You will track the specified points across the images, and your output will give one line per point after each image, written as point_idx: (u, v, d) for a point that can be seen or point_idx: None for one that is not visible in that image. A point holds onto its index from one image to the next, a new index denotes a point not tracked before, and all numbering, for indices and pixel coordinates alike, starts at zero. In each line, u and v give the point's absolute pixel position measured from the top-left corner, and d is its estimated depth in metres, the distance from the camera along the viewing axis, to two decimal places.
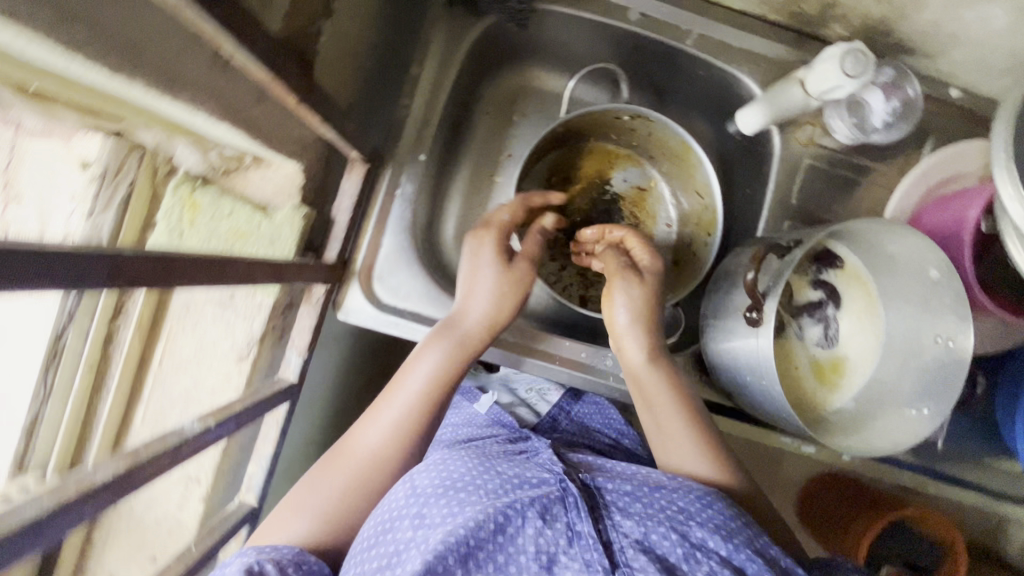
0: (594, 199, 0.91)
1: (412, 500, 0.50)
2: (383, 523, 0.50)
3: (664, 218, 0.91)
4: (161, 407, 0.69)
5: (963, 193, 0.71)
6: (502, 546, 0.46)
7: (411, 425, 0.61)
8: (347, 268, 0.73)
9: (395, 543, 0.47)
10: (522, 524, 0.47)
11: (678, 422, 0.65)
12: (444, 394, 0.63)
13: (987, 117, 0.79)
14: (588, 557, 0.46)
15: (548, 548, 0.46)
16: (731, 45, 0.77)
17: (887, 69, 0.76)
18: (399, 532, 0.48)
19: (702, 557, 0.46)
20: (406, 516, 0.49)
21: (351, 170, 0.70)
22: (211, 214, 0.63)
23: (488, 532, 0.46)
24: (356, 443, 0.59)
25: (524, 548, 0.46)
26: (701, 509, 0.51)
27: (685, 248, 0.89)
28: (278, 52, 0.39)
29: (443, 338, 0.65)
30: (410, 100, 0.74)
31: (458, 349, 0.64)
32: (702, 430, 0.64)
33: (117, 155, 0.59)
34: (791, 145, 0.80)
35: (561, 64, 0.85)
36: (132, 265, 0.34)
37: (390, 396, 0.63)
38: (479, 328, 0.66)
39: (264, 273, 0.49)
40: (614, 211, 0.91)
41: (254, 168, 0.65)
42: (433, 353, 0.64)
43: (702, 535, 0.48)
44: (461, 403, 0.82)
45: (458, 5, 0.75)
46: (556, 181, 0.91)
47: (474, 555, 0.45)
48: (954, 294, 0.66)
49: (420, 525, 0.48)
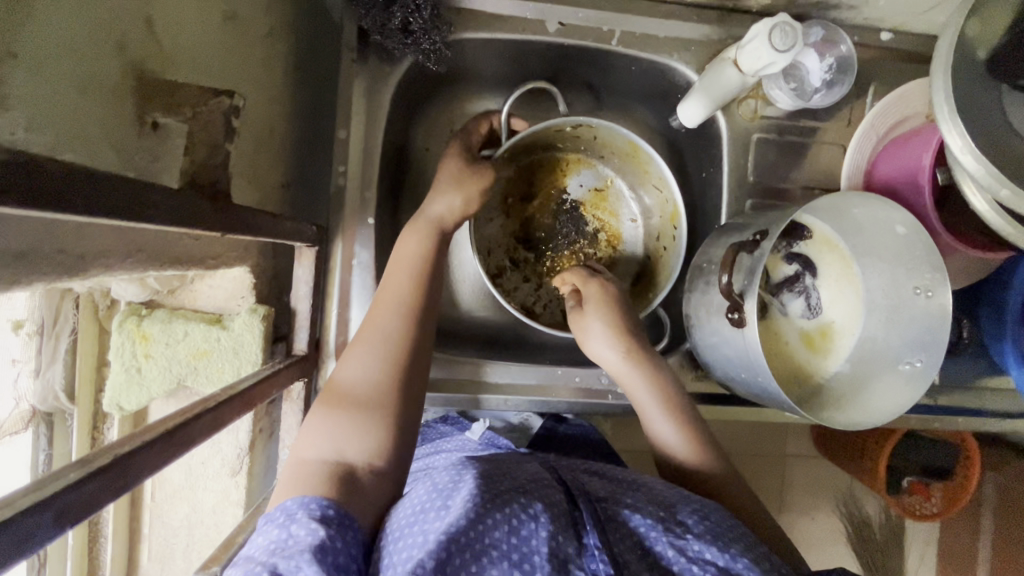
0: (554, 210, 0.89)
1: (436, 493, 0.47)
2: (407, 516, 0.45)
3: (626, 215, 0.90)
4: (165, 537, 0.71)
5: (914, 137, 0.70)
6: (520, 545, 0.42)
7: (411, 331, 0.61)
8: (321, 349, 0.71)
9: (422, 533, 0.43)
10: (536, 527, 0.44)
11: (652, 402, 0.66)
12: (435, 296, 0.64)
13: (921, 52, 0.78)
14: (593, 568, 0.44)
15: (562, 552, 0.43)
16: (656, 35, 0.75)
17: (816, 28, 0.75)
18: (425, 523, 0.43)
19: (698, 570, 0.44)
20: (432, 508, 0.45)
21: (300, 255, 0.66)
22: (165, 341, 0.61)
23: (502, 532, 0.42)
24: (356, 360, 0.58)
25: (539, 549, 0.43)
26: (698, 521, 0.49)
27: (655, 245, 0.87)
28: (189, 202, 0.36)
29: (413, 234, 0.66)
30: (343, 166, 0.70)
31: (429, 240, 0.66)
32: (681, 411, 0.66)
33: (53, 308, 0.67)
34: (737, 122, 0.76)
35: (489, 86, 0.81)
36: (77, 499, 0.29)
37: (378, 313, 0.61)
38: (449, 219, 0.67)
39: (237, 408, 0.47)
40: (576, 219, 0.89)
41: (199, 279, 0.62)
42: (408, 249, 0.65)
43: (699, 547, 0.46)
44: (451, 432, 0.76)
45: (370, 53, 0.70)
46: (512, 202, 0.87)
47: (489, 552, 0.41)
48: (926, 247, 0.66)
49: (447, 514, 0.44)
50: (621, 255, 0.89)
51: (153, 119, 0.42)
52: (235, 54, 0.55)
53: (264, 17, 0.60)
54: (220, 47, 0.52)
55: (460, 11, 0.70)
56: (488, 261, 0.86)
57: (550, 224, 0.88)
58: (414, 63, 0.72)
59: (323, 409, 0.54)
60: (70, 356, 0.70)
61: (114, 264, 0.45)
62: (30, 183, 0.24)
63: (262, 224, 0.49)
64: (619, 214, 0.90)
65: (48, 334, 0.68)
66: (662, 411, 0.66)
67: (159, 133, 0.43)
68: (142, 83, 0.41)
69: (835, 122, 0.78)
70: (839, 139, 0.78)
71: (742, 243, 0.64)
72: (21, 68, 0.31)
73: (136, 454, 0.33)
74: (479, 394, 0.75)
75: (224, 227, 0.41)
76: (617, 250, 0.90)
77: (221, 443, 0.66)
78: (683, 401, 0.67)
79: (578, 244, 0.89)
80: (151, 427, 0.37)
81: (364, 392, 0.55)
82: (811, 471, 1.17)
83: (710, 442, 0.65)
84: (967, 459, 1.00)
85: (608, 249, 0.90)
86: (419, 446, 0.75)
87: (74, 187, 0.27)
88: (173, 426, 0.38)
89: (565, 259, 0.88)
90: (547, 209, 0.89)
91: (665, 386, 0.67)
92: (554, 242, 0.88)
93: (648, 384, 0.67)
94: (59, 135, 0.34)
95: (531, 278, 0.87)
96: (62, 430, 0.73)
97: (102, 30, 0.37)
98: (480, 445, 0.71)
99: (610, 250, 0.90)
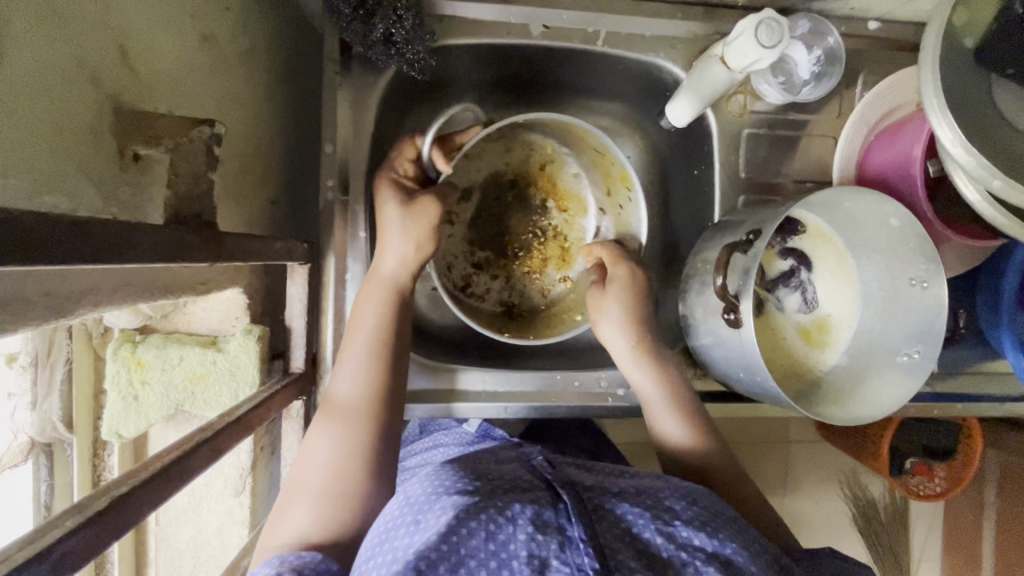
0: (499, 197, 0.81)
1: (407, 510, 0.47)
2: (379, 537, 0.46)
3: (568, 173, 0.82)
4: (172, 559, 0.71)
5: (904, 125, 0.70)
6: (495, 551, 0.42)
7: (370, 377, 0.62)
8: (318, 364, 0.70)
9: (391, 552, 0.44)
10: (514, 529, 0.43)
11: (654, 395, 0.66)
12: (392, 338, 0.65)
13: (907, 41, 0.78)
14: (578, 562, 0.42)
15: (541, 551, 0.42)
16: (641, 34, 0.74)
17: (801, 21, 0.74)
18: (395, 541, 0.45)
19: (687, 559, 0.45)
20: (402, 526, 0.46)
21: (294, 273, 0.66)
22: (160, 366, 0.61)
23: (479, 540, 0.42)
24: (325, 429, 0.59)
25: (517, 552, 0.42)
26: (686, 508, 0.49)
27: (611, 206, 0.80)
28: (176, 236, 0.36)
29: (371, 286, 0.66)
30: (332, 180, 0.70)
31: (389, 295, 0.66)
32: (684, 405, 0.66)
33: (45, 338, 0.67)
34: (726, 118, 0.76)
35: (474, 92, 0.80)
36: (75, 545, 0.29)
37: (342, 363, 0.64)
38: (401, 270, 0.67)
39: (234, 435, 0.46)
40: (524, 197, 0.82)
41: (192, 302, 0.62)
42: (369, 302, 0.65)
43: (688, 534, 0.46)
44: (449, 425, 0.78)
45: (353, 64, 0.69)
46: (456, 204, 0.79)
47: (465, 563, 0.41)
48: (919, 239, 0.66)
49: (417, 531, 0.45)
50: (578, 223, 0.83)
51: (133, 151, 0.42)
52: (215, 76, 0.54)
53: (243, 35, 0.59)
54: (197, 70, 0.51)
55: (441, 18, 0.69)
56: (452, 278, 0.80)
57: (503, 216, 0.81)
58: (398, 73, 0.71)
59: (323, 423, 0.60)
60: (66, 387, 0.70)
61: (104, 298, 0.44)
62: (8, 237, 0.24)
63: (252, 248, 0.48)
64: (572, 185, 0.83)
65: (42, 365, 0.68)
66: (666, 405, 0.65)
67: (139, 165, 0.43)
68: (121, 115, 0.41)
69: (825, 114, 0.77)
70: (829, 131, 0.78)
71: (736, 243, 0.64)
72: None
73: (134, 494, 0.33)
74: (453, 402, 0.74)
75: (213, 256, 0.41)
76: (571, 214, 0.83)
77: (223, 464, 0.66)
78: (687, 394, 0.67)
79: (534, 227, 0.82)
80: (149, 463, 0.37)
81: (344, 426, 0.59)
82: (814, 456, 1.17)
83: (712, 435, 0.65)
84: (969, 438, 1.01)
85: (562, 217, 0.83)
86: (418, 439, 0.78)
87: (55, 234, 0.26)
88: (171, 460, 0.38)
89: (527, 248, 0.82)
90: (495, 200, 0.81)
91: (671, 377, 0.67)
92: (513, 236, 0.82)
93: (653, 376, 0.66)
94: (36, 176, 0.34)
95: (500, 275, 0.82)
96: (63, 459, 0.73)
97: (77, 66, 0.37)
98: (476, 436, 0.73)
99: (564, 216, 0.83)
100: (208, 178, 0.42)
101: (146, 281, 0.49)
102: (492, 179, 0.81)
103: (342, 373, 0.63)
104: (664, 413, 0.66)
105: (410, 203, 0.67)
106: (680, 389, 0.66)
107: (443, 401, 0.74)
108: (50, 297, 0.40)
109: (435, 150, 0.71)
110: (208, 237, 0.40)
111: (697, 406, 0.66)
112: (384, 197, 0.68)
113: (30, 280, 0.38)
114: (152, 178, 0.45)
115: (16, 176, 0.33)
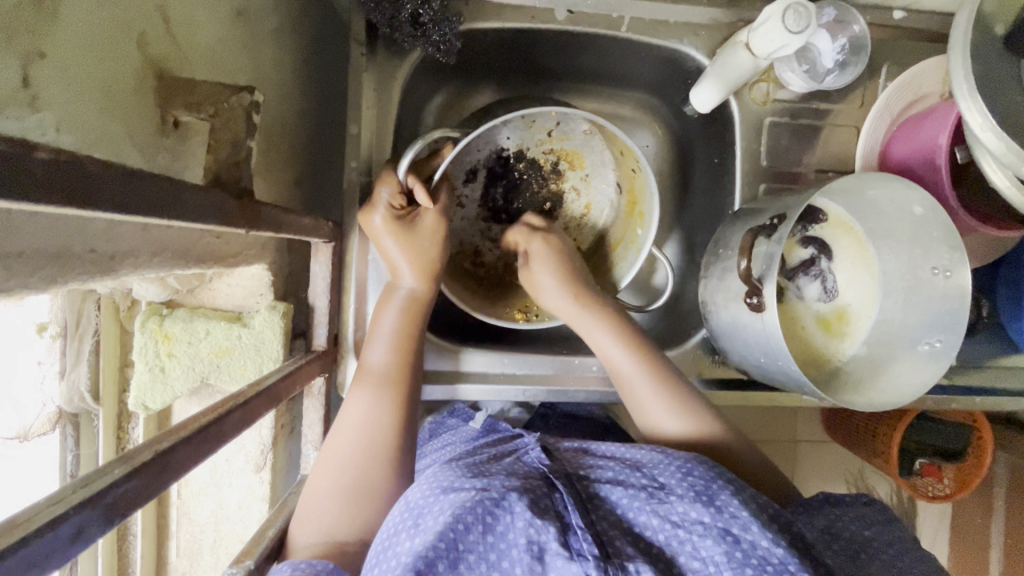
0: (506, 171, 0.79)
1: (407, 514, 0.49)
2: (382, 544, 0.47)
3: (576, 132, 0.75)
4: (193, 533, 0.72)
5: (930, 114, 0.69)
6: (492, 543, 0.45)
7: (395, 365, 0.64)
8: (340, 344, 0.71)
9: (395, 557, 0.45)
10: (511, 518, 0.46)
11: (629, 364, 0.66)
12: (416, 338, 0.66)
13: (932, 31, 0.78)
14: (579, 547, 0.45)
15: (539, 536, 0.45)
16: (666, 19, 0.74)
17: (828, 9, 0.74)
18: (398, 546, 0.46)
19: (684, 536, 0.46)
20: (404, 530, 0.47)
21: (318, 251, 0.66)
22: (186, 340, 0.62)
23: (477, 534, 0.45)
24: (345, 433, 0.60)
25: (515, 541, 0.45)
26: (680, 480, 0.50)
27: (624, 165, 0.75)
28: (217, 200, 0.36)
29: (391, 303, 0.66)
30: (355, 161, 0.70)
31: (413, 309, 0.66)
32: (668, 379, 0.65)
33: (75, 309, 0.68)
34: (749, 106, 0.76)
35: (496, 76, 0.80)
36: (124, 493, 0.29)
37: (369, 340, 0.66)
38: (420, 283, 0.67)
39: (262, 406, 0.47)
40: (532, 161, 0.79)
41: (218, 278, 0.63)
42: (388, 316, 0.66)
43: (684, 509, 0.47)
44: (457, 425, 0.79)
45: (378, 46, 0.69)
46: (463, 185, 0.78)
47: (464, 557, 0.44)
48: (943, 228, 0.66)
49: (418, 533, 0.46)
50: (595, 179, 0.80)
51: (173, 117, 0.43)
52: (246, 53, 0.55)
53: (273, 12, 0.59)
54: (231, 44, 0.52)
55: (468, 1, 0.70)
56: (470, 256, 0.81)
57: (512, 188, 0.80)
58: (424, 55, 0.71)
59: (358, 392, 0.62)
60: (94, 359, 0.71)
61: (142, 262, 0.45)
62: (72, 180, 0.24)
63: (283, 221, 0.49)
64: (584, 160, 0.79)
65: (71, 337, 0.69)
66: (646, 381, 0.65)
67: (178, 132, 0.44)
68: (162, 81, 0.41)
69: (848, 103, 0.77)
70: (852, 121, 0.77)
71: (760, 228, 0.64)
72: (47, 68, 0.32)
73: (177, 450, 0.34)
74: (460, 383, 0.74)
75: (249, 224, 0.41)
76: (589, 173, 0.80)
77: (245, 440, 0.67)
78: (669, 368, 0.66)
79: (547, 190, 0.81)
80: (186, 424, 0.37)
81: (376, 394, 0.62)
82: (824, 454, 1.17)
83: (710, 415, 0.64)
84: (980, 440, 1.01)
85: (577, 175, 0.80)
86: (430, 442, 0.80)
87: (114, 184, 0.27)
88: (208, 421, 0.38)
89: (542, 212, 0.81)
90: (501, 174, 0.79)
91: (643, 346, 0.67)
92: (525, 204, 0.81)
93: (620, 340, 0.67)
94: (84, 135, 0.35)
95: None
96: (87, 431, 0.74)
97: (123, 30, 0.37)
98: (482, 430, 0.74)
99: (579, 175, 0.80)
100: (246, 144, 0.42)
101: (179, 249, 0.49)
102: (495, 155, 0.78)
103: (376, 342, 0.65)
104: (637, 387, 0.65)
105: (409, 227, 0.66)
106: (652, 356, 0.66)
107: (455, 381, 0.74)
108: (94, 256, 0.40)
109: (411, 177, 0.65)
110: (248, 205, 0.40)
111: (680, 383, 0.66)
112: (377, 213, 0.66)
113: (76, 238, 0.39)
114: (192, 144, 0.46)
115: (68, 133, 0.33)
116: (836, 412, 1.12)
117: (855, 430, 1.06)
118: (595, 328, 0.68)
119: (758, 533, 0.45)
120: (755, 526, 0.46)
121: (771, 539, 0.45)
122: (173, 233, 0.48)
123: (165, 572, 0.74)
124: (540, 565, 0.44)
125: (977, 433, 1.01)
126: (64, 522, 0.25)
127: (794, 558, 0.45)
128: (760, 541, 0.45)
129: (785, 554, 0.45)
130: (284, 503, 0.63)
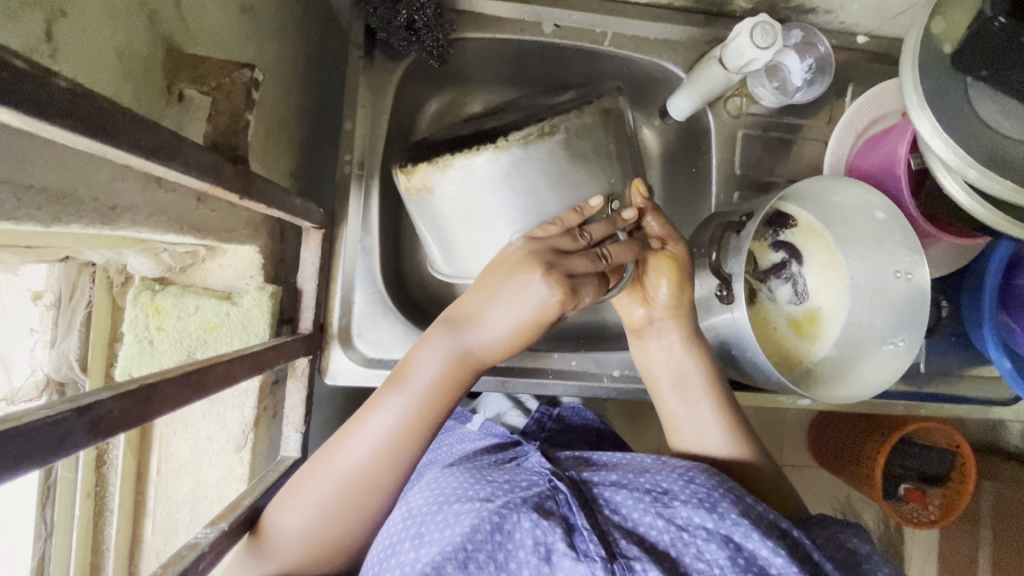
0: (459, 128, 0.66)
1: (410, 523, 0.53)
2: (386, 550, 0.53)
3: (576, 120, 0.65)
4: (170, 511, 0.72)
5: (891, 131, 0.74)
6: (501, 543, 0.49)
7: (436, 398, 0.58)
8: (325, 330, 0.73)
9: (400, 566, 0.50)
10: (518, 519, 0.50)
11: (708, 394, 0.67)
12: (457, 390, 0.59)
13: (892, 56, 0.84)
14: (586, 548, 0.48)
15: (545, 539, 0.49)
16: (646, 37, 0.79)
17: (795, 31, 0.78)
18: (402, 555, 0.51)
19: (689, 539, 0.50)
20: (407, 540, 0.52)
21: (309, 238, 0.69)
22: (176, 315, 0.64)
23: (487, 532, 0.49)
24: (355, 437, 0.57)
25: (522, 542, 0.49)
26: (684, 487, 0.54)
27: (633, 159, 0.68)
28: (214, 161, 0.39)
29: (448, 346, 0.58)
30: (349, 156, 0.74)
31: (464, 367, 0.58)
32: (725, 411, 0.67)
33: (70, 279, 0.70)
34: (722, 118, 0.81)
35: (489, 83, 0.85)
36: (111, 411, 0.31)
37: (418, 351, 0.58)
38: (491, 352, 0.59)
39: (246, 367, 0.48)
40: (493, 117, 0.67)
41: (211, 258, 0.65)
42: (433, 353, 0.58)
43: (687, 514, 0.51)
44: (454, 425, 0.81)
45: (376, 51, 0.74)
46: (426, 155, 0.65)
47: (475, 558, 0.48)
48: (903, 230, 0.69)
49: (422, 544, 0.51)
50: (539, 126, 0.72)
51: (179, 91, 0.46)
52: (250, 44, 0.58)
53: (277, 12, 0.64)
54: (237, 35, 0.56)
55: (460, 13, 0.75)
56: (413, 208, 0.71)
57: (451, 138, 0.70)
58: (418, 60, 0.75)
59: (387, 399, 0.57)
60: (85, 330, 0.73)
61: (140, 220, 0.48)
62: (88, 113, 0.27)
63: (276, 196, 0.52)
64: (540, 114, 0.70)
65: (64, 306, 0.71)
66: (707, 407, 0.67)
67: (181, 104, 0.47)
68: (172, 57, 0.45)
69: (815, 120, 0.82)
70: (819, 136, 0.83)
71: (730, 224, 0.68)
72: (68, 26, 0.35)
73: (159, 386, 0.36)
74: None
75: (244, 191, 0.44)
76: None
77: (228, 418, 0.68)
78: (725, 396, 0.68)
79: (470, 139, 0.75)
80: (171, 368, 0.39)
81: (403, 415, 0.57)
82: (805, 470, 1.18)
83: (747, 436, 0.67)
84: (962, 466, 1.01)
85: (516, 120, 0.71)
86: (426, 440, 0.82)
87: (124, 122, 0.30)
88: (189, 369, 0.40)
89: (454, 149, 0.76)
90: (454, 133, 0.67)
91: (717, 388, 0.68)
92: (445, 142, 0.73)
93: (703, 377, 0.67)
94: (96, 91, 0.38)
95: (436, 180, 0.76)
96: None
97: (139, 6, 0.41)
98: (479, 434, 0.77)
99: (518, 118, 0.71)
100: (246, 117, 0.44)
101: (175, 216, 0.52)
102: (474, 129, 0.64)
103: (428, 365, 0.57)
104: (688, 406, 0.67)
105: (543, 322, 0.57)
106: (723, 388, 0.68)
107: None
108: (97, 205, 0.43)
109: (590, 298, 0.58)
110: (242, 173, 0.43)
111: (736, 409, 0.68)
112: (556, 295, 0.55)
113: (81, 184, 0.41)
114: (194, 120, 0.49)
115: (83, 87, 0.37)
116: (822, 438, 1.14)
117: (841, 451, 1.07)
118: (671, 338, 0.68)
119: (759, 541, 0.49)
120: (756, 534, 0.49)
121: (771, 548, 0.48)
122: (170, 199, 0.51)
123: (137, 552, 0.73)
124: (548, 565, 0.48)
125: (959, 459, 1.02)
126: (52, 424, 0.27)
127: (794, 567, 0.48)
128: (760, 549, 0.48)
129: (784, 564, 0.48)
130: (262, 479, 0.64)
